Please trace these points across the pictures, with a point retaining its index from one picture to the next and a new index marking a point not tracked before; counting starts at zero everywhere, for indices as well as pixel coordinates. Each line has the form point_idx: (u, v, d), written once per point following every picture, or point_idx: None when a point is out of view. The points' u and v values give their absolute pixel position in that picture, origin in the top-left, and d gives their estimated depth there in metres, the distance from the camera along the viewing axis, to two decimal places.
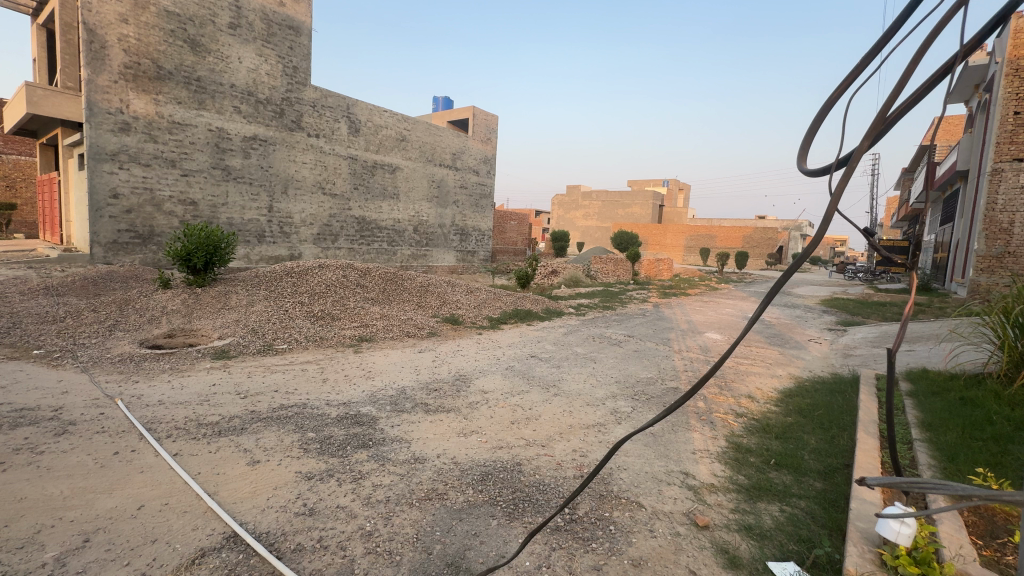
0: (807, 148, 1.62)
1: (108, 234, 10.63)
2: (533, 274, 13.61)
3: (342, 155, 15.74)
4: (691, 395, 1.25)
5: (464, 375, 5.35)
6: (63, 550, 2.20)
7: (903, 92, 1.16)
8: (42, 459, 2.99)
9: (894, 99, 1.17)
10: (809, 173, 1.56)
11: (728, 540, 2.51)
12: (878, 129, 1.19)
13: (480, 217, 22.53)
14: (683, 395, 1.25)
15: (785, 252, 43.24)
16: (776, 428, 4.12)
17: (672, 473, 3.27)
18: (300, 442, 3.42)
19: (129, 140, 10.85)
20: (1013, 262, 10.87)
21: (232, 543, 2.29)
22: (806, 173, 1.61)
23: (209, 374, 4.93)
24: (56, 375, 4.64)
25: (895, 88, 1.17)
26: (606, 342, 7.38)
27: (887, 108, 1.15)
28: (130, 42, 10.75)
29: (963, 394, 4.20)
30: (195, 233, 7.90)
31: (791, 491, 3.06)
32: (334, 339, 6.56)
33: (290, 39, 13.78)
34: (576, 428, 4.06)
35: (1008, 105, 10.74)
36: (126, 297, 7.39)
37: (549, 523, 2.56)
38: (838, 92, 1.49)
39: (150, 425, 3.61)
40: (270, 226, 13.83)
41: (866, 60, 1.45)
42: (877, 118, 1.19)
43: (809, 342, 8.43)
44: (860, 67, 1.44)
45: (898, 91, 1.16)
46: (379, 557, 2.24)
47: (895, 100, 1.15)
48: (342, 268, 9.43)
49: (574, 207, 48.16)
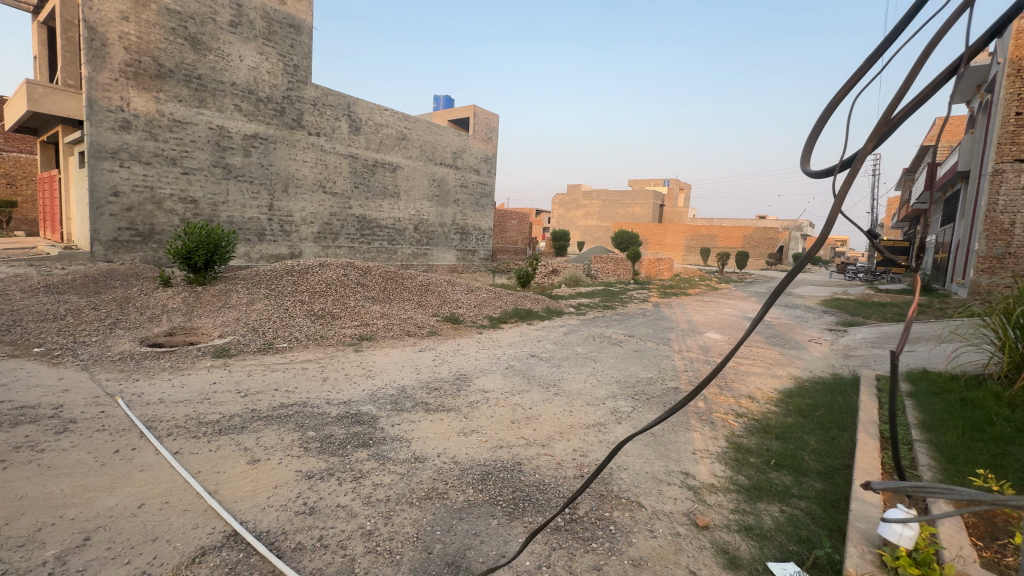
0: (811, 149, 1.62)
1: (109, 232, 10.63)
2: (533, 273, 13.59)
3: (343, 154, 15.73)
4: (692, 397, 1.25)
5: (464, 374, 5.35)
6: (64, 548, 2.20)
7: (907, 93, 1.16)
8: (43, 457, 2.99)
9: (899, 99, 1.17)
10: (812, 174, 1.56)
11: (729, 541, 2.51)
12: (882, 131, 1.18)
13: (480, 216, 22.51)
14: (684, 398, 1.25)
15: (786, 252, 43.22)
16: (776, 429, 4.12)
17: (672, 473, 3.28)
18: (301, 441, 3.42)
19: (130, 138, 10.84)
20: (1014, 263, 10.87)
21: (232, 542, 2.29)
22: (809, 174, 1.60)
23: (209, 372, 4.93)
24: (57, 373, 4.64)
25: (899, 89, 1.16)
26: (606, 342, 7.38)
27: (891, 109, 1.15)
28: (131, 40, 10.74)
29: (964, 395, 4.19)
30: (196, 231, 7.89)
31: (792, 491, 3.06)
32: (334, 338, 6.56)
33: (291, 37, 13.77)
34: (576, 428, 4.06)
35: (1010, 106, 10.70)
36: (127, 295, 7.38)
37: (550, 523, 2.56)
38: (841, 94, 1.49)
39: (151, 423, 3.61)
40: (270, 224, 13.82)
41: (869, 61, 1.45)
42: (881, 118, 1.19)
43: (810, 342, 8.43)
44: (864, 68, 1.44)
45: (902, 92, 1.16)
46: (379, 556, 2.25)
47: (900, 101, 1.15)
48: (342, 266, 9.42)
49: (575, 207, 48.13)
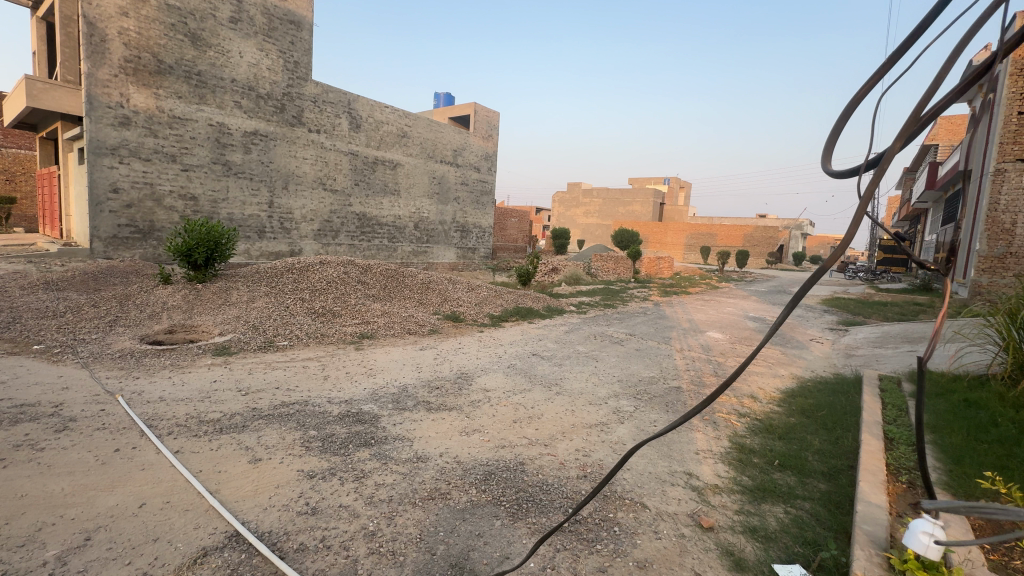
0: (831, 149, 1.61)
1: (108, 229, 10.59)
2: (534, 272, 13.56)
3: (343, 151, 15.68)
4: (713, 398, 1.34)
5: (466, 373, 5.34)
6: (64, 548, 2.18)
7: (937, 92, 1.16)
8: (43, 455, 2.98)
9: (925, 101, 1.17)
10: (835, 174, 1.55)
11: (733, 542, 2.49)
12: (911, 131, 1.18)
13: (480, 214, 22.47)
14: (706, 399, 1.34)
15: (786, 251, 43.20)
16: (779, 429, 4.11)
17: (676, 473, 3.26)
18: (302, 440, 3.41)
19: (130, 134, 10.80)
20: (1015, 263, 10.85)
21: (234, 542, 2.27)
22: (831, 173, 1.58)
23: (209, 370, 4.91)
24: (56, 370, 4.62)
25: (928, 88, 1.17)
26: (607, 341, 7.36)
27: (919, 110, 1.15)
28: (130, 36, 10.69)
29: (967, 395, 4.18)
30: (196, 229, 7.86)
31: (796, 492, 3.04)
32: (335, 336, 6.55)
33: (291, 34, 13.71)
34: (578, 427, 4.04)
35: (1013, 105, 10.65)
36: (127, 292, 7.36)
37: (553, 524, 2.54)
38: (865, 92, 1.47)
39: (151, 422, 3.59)
40: (270, 221, 13.78)
41: (890, 60, 1.44)
42: (908, 118, 1.18)
43: (811, 342, 8.41)
44: (887, 67, 1.43)
45: (932, 92, 1.16)
46: (382, 557, 2.23)
47: (928, 101, 1.15)
48: (343, 264, 9.39)
49: (575, 205, 48.11)
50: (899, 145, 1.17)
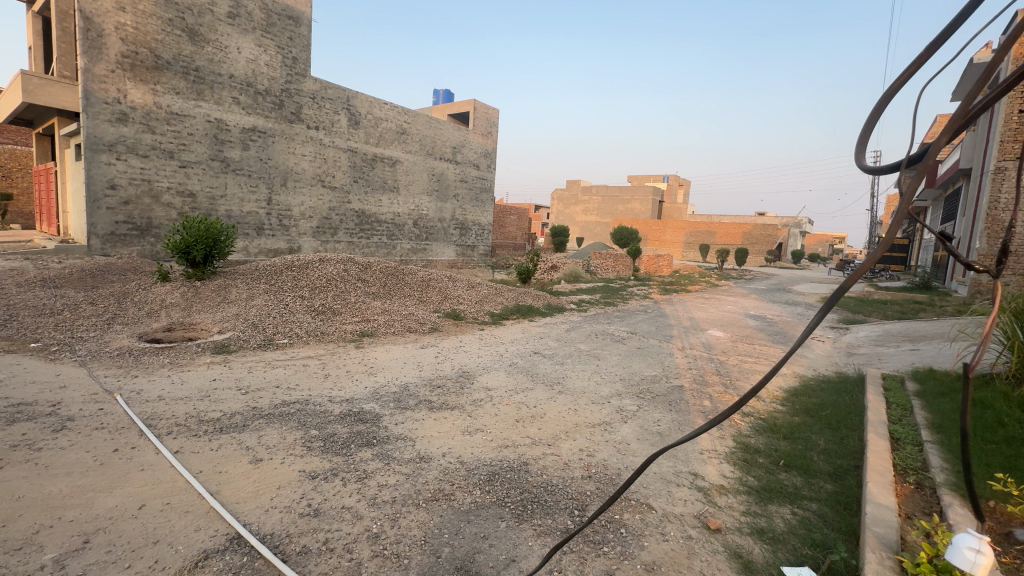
0: (864, 143, 1.54)
1: (106, 226, 10.51)
2: (534, 269, 13.51)
3: (342, 148, 15.59)
4: (738, 407, 1.18)
5: (468, 372, 5.30)
6: (63, 551, 2.14)
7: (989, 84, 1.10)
8: (41, 456, 2.93)
9: (977, 90, 1.11)
10: (869, 169, 1.48)
11: (741, 544, 2.46)
12: (962, 123, 1.12)
13: (480, 212, 22.40)
14: (731, 408, 1.18)
15: (785, 249, 43.23)
16: (784, 428, 4.08)
17: (681, 474, 3.22)
18: (304, 440, 3.37)
19: (127, 130, 10.70)
20: (1015, 262, 10.84)
21: (236, 545, 2.24)
22: (863, 169, 1.52)
23: (209, 368, 4.87)
24: (54, 368, 4.57)
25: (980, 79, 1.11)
26: (609, 339, 7.33)
27: (973, 99, 1.09)
28: (127, 31, 10.59)
29: (972, 394, 4.15)
30: (195, 226, 7.80)
31: (802, 493, 3.02)
32: (335, 334, 6.50)
33: (289, 30, 13.61)
34: (581, 427, 4.00)
35: (1013, 103, 10.63)
36: (125, 290, 7.31)
37: (559, 525, 2.52)
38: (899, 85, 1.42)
39: (150, 421, 3.55)
40: (269, 218, 13.70)
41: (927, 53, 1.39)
42: (960, 109, 1.11)
43: (812, 340, 8.39)
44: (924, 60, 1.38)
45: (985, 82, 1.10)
46: (387, 560, 2.19)
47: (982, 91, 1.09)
48: (343, 261, 9.33)
49: (574, 202, 48.06)
50: (949, 135, 1.12)
